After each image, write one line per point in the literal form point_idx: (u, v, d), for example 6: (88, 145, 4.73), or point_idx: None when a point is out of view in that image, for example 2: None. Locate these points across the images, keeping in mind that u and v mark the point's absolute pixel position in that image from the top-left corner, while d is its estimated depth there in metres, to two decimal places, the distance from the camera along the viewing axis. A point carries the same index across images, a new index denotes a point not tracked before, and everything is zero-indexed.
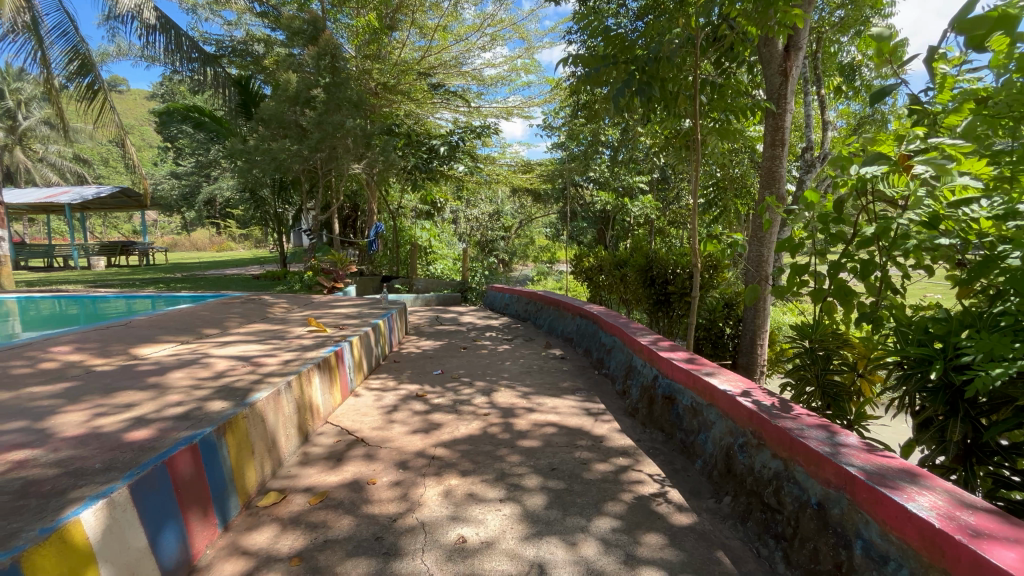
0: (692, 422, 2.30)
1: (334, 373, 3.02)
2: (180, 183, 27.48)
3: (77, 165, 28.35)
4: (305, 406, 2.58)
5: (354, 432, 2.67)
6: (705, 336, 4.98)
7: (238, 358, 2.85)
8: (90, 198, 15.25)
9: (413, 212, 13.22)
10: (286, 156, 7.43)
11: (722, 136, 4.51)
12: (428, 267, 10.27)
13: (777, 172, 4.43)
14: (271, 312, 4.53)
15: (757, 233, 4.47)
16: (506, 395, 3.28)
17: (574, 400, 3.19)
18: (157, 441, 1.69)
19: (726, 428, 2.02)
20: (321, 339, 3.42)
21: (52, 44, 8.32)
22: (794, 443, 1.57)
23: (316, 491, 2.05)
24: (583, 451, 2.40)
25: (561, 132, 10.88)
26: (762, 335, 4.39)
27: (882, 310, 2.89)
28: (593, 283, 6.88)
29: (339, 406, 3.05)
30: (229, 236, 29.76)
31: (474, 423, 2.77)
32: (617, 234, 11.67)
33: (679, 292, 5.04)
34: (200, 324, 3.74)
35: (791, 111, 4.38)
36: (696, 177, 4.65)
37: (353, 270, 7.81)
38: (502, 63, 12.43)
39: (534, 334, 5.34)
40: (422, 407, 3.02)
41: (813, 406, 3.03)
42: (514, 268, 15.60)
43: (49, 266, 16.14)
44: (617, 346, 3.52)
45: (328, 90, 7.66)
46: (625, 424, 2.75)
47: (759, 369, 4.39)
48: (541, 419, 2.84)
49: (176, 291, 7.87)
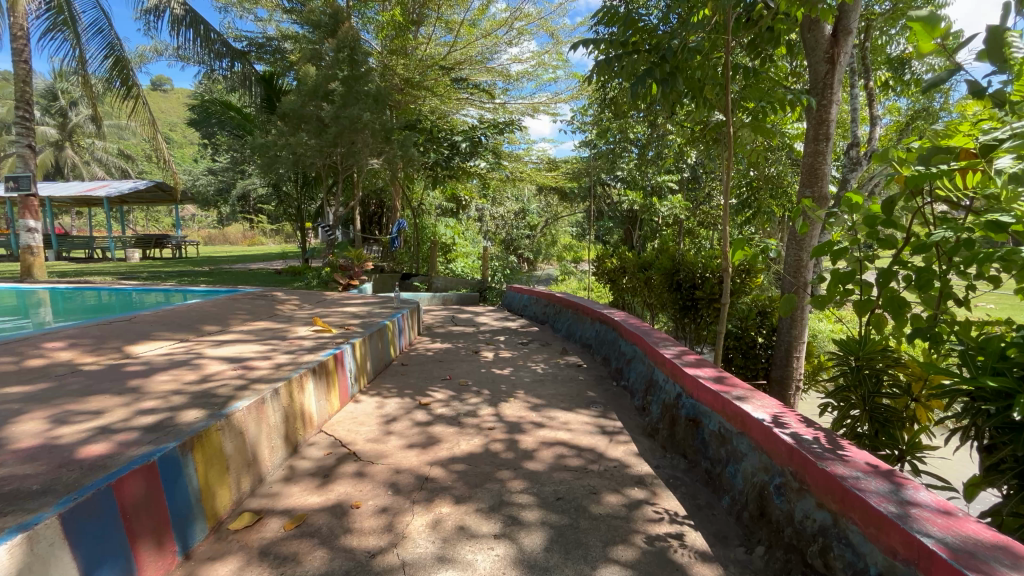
0: (719, 451, 2.03)
1: (332, 378, 2.84)
2: (216, 179, 28.30)
3: (120, 161, 29.46)
4: (294, 415, 2.40)
5: (347, 444, 2.47)
6: (734, 345, 4.62)
7: (231, 360, 2.71)
8: (127, 192, 15.71)
9: (437, 210, 13.12)
10: (303, 151, 7.36)
11: (757, 129, 4.16)
12: (449, 266, 10.08)
13: (820, 169, 4.03)
14: (279, 310, 4.41)
15: (794, 236, 4.10)
16: (516, 406, 3.04)
17: (588, 415, 2.92)
18: (111, 457, 1.53)
19: (760, 463, 1.74)
20: (323, 341, 3.25)
21: (89, 41, 8.48)
22: (848, 494, 1.28)
23: (295, 514, 1.87)
24: (593, 479, 2.15)
25: (588, 129, 10.52)
26: (798, 347, 4.03)
27: (942, 326, 2.53)
28: (616, 285, 6.55)
29: (336, 413, 2.88)
30: (261, 232, 30.39)
31: (476, 439, 2.54)
32: (644, 235, 11.25)
33: (708, 298, 4.68)
34: (202, 320, 3.64)
35: (838, 102, 3.97)
36: (728, 175, 4.27)
37: (370, 267, 7.69)
38: (529, 58, 12.16)
39: (551, 338, 5.07)
40: (423, 418, 2.81)
41: (860, 436, 2.68)
42: (538, 268, 15.31)
43: (90, 256, 16.73)
44: (637, 356, 3.24)
45: (347, 83, 7.56)
46: (643, 446, 2.48)
47: (795, 384, 4.04)
48: (549, 437, 2.59)
49: (197, 284, 7.93)
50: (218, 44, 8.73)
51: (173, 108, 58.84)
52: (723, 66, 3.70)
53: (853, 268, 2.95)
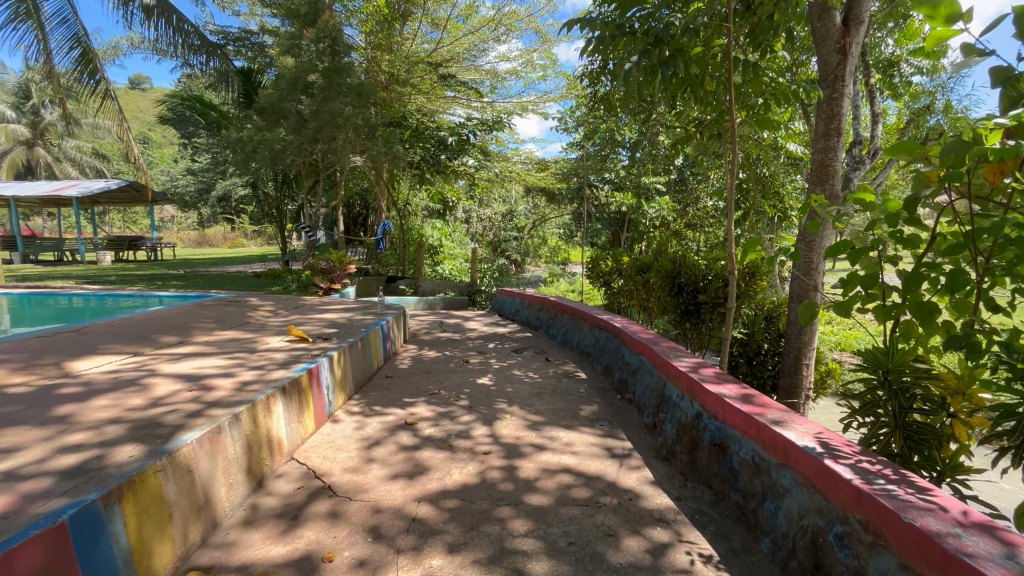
0: (753, 483, 1.76)
1: (305, 398, 2.52)
2: (196, 180, 27.60)
3: (96, 160, 28.42)
4: (258, 443, 2.08)
5: (321, 476, 2.15)
6: (740, 351, 4.39)
7: (188, 377, 2.37)
8: (98, 191, 15.03)
9: (423, 211, 12.78)
10: (281, 147, 7.00)
11: (761, 124, 3.93)
12: (436, 268, 9.74)
13: (830, 166, 3.80)
14: (251, 318, 4.05)
15: (805, 237, 3.87)
16: (513, 424, 2.74)
17: (593, 434, 2.63)
18: (5, 519, 1.20)
19: (810, 503, 1.48)
20: (297, 353, 2.91)
21: (52, 31, 7.97)
22: (952, 559, 1.02)
23: (253, 571, 1.54)
24: (607, 515, 1.85)
25: (577, 130, 10.30)
26: (808, 353, 3.82)
27: (981, 336, 2.26)
28: (610, 289, 6.30)
29: (310, 436, 2.55)
30: (242, 234, 29.59)
31: (470, 467, 2.23)
32: (633, 237, 11.08)
33: (712, 302, 4.40)
34: (162, 332, 3.27)
35: (850, 94, 3.75)
36: (732, 174, 4.04)
37: (353, 269, 7.32)
38: (516, 57, 11.91)
39: (546, 345, 4.76)
40: (409, 441, 2.50)
41: (892, 455, 2.41)
42: (526, 270, 15.02)
43: (58, 259, 15.98)
44: (644, 368, 2.97)
45: (327, 76, 7.17)
46: (659, 472, 2.21)
47: (805, 393, 3.82)
48: (552, 462, 2.30)
49: (167, 289, 7.47)
50: (192, 36, 8.26)
51: (152, 107, 57.51)
52: (726, 54, 3.47)
53: (875, 271, 2.72)
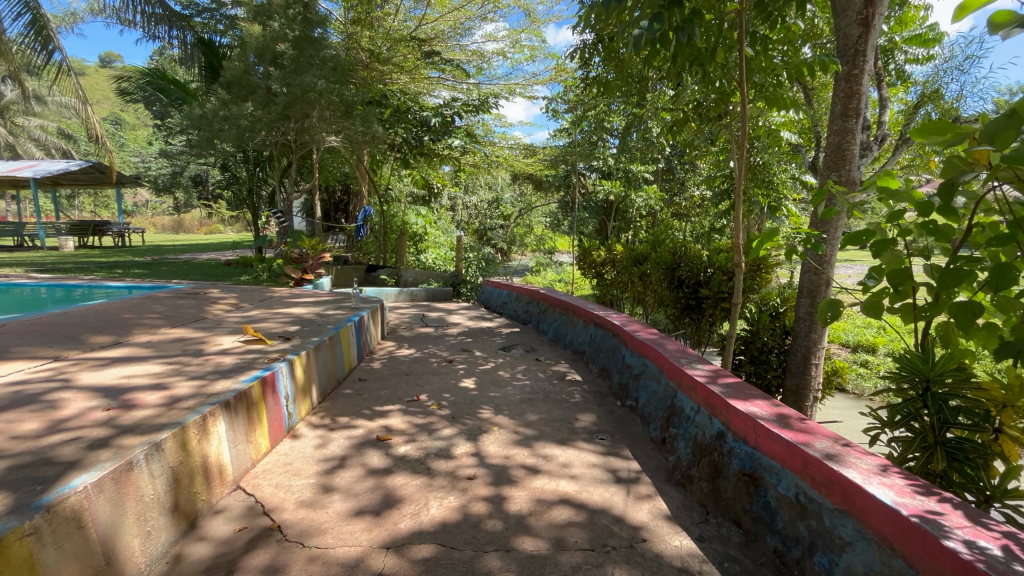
0: (798, 528, 1.43)
1: (257, 412, 2.12)
2: (169, 163, 26.51)
3: (63, 141, 27.04)
4: (190, 474, 1.68)
5: (271, 513, 1.77)
6: (744, 348, 4.10)
7: (110, 391, 1.97)
8: (58, 174, 14.14)
9: (407, 197, 12.28)
10: (248, 124, 6.53)
11: (772, 104, 3.54)
12: (419, 257, 9.30)
13: (848, 150, 3.47)
14: (208, 313, 3.62)
15: (819, 224, 3.53)
16: (500, 440, 2.39)
17: (593, 452, 2.29)
18: None
19: (884, 567, 1.16)
20: (251, 357, 2.51)
21: None
22: None
23: None
24: (617, 566, 1.52)
25: (565, 114, 9.88)
26: (818, 353, 3.53)
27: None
28: (603, 280, 5.95)
29: (263, 457, 2.16)
30: (219, 219, 28.55)
31: (450, 499, 1.88)
32: (620, 226, 10.78)
33: (715, 297, 4.08)
34: (93, 334, 2.84)
35: (871, 70, 3.41)
36: (740, 161, 3.67)
37: (327, 258, 6.83)
38: (503, 37, 11.40)
39: (535, 342, 4.40)
40: (380, 464, 2.13)
41: (931, 476, 2.07)
42: (513, 259, 14.61)
43: (18, 245, 15.08)
44: (648, 372, 2.64)
45: (297, 45, 6.58)
46: (674, 503, 1.88)
47: (813, 395, 3.55)
48: (548, 490, 1.95)
49: (126, 278, 6.91)
50: (151, 3, 7.58)
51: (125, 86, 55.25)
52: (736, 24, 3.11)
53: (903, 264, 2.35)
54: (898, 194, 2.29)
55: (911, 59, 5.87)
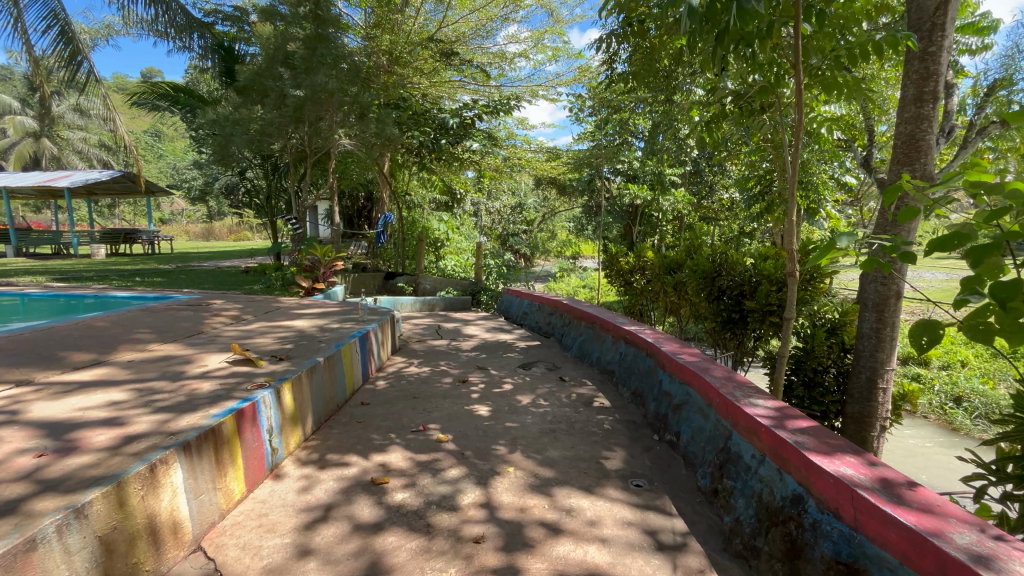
0: None
1: (229, 452, 1.80)
2: (201, 173, 27.20)
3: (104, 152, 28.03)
4: (130, 540, 1.36)
5: None
6: (794, 368, 3.61)
7: (54, 428, 1.67)
8: (93, 184, 14.47)
9: (427, 203, 12.04)
10: (259, 127, 6.41)
11: (832, 88, 3.05)
12: (437, 263, 9.01)
13: (923, 140, 2.96)
14: (204, 327, 3.35)
15: (889, 224, 3.05)
16: (515, 486, 2.01)
17: (628, 505, 1.88)
18: None
19: None
20: (234, 382, 2.21)
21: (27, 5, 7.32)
22: None
23: None
24: None
25: (589, 115, 9.47)
26: (885, 376, 3.04)
27: None
28: (631, 289, 5.51)
29: (236, 505, 1.84)
30: (247, 227, 29.13)
31: (450, 571, 1.50)
32: (646, 230, 10.26)
33: (761, 310, 3.60)
34: (70, 352, 2.58)
35: (951, 48, 2.91)
36: (791, 158, 3.19)
37: (341, 266, 6.60)
38: (525, 39, 11.10)
39: (558, 358, 4.01)
40: (369, 517, 1.78)
41: None
42: (535, 264, 14.24)
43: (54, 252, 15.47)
44: (693, 404, 2.21)
45: (308, 45, 6.37)
46: None
47: (880, 425, 3.05)
48: (573, 559, 1.57)
49: (141, 287, 6.79)
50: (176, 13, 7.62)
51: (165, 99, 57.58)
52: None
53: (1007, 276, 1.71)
54: (996, 187, 1.67)
55: (963, 50, 5.27)
